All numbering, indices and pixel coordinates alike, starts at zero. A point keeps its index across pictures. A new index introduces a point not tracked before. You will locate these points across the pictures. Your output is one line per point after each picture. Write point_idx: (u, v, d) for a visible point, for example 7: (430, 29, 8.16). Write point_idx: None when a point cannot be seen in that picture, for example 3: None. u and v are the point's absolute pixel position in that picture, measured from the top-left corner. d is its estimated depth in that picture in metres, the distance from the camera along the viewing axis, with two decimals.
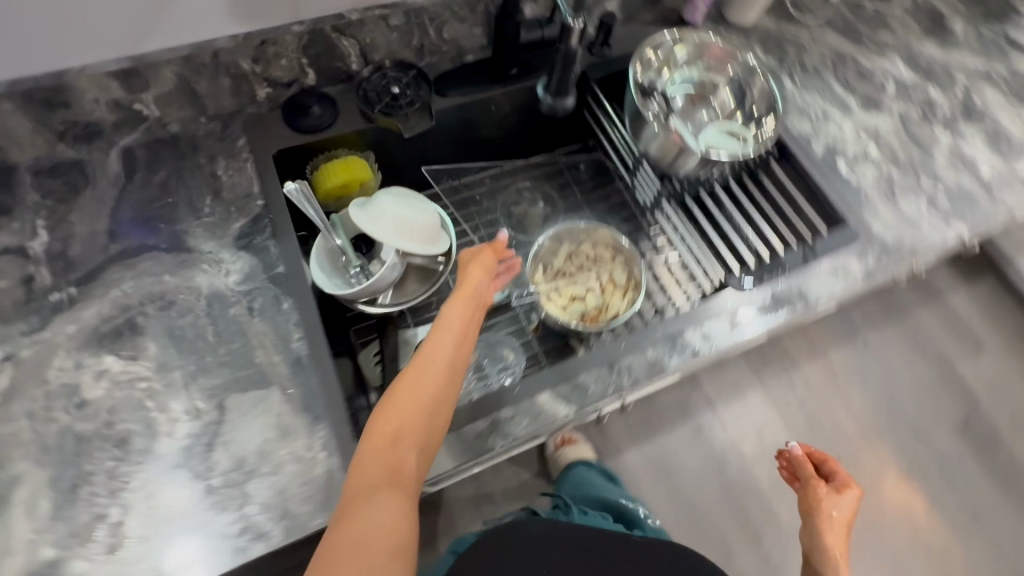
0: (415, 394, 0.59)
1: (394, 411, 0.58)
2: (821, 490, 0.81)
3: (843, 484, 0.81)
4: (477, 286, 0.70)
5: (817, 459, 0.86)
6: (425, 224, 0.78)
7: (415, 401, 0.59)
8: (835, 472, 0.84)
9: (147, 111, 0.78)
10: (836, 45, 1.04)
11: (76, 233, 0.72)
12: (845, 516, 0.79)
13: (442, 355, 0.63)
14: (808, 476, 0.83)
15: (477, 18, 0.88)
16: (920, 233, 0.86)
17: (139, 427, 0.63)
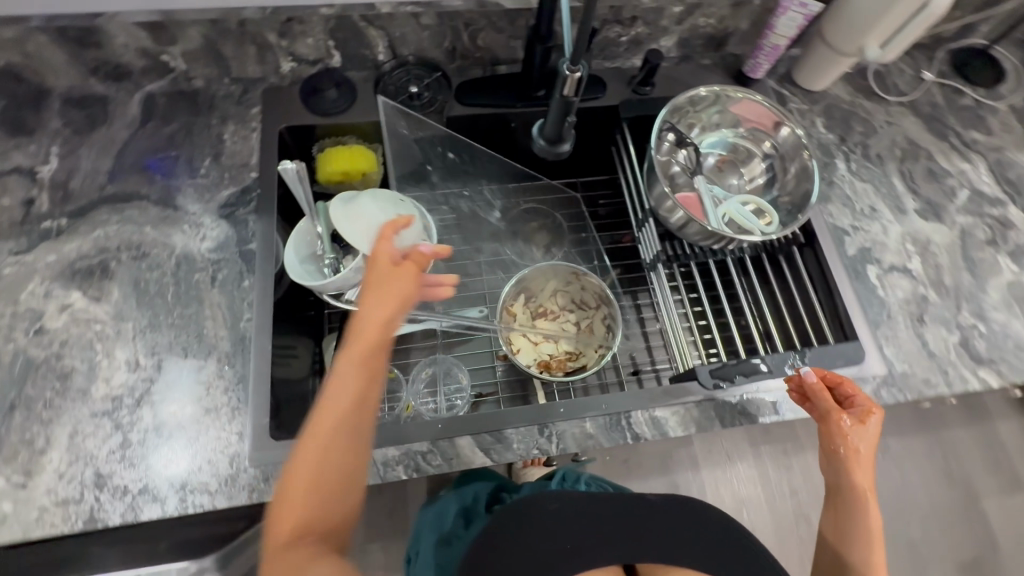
0: (313, 470, 0.52)
1: (296, 497, 0.52)
2: (843, 424, 0.65)
3: (868, 411, 0.65)
4: (376, 317, 0.56)
5: (830, 383, 0.69)
6: (405, 233, 0.77)
7: (312, 476, 0.52)
8: (852, 397, 0.67)
9: (173, 63, 0.80)
10: (912, 135, 0.93)
11: (82, 167, 0.77)
12: (868, 463, 0.65)
13: (341, 419, 0.54)
14: (827, 411, 0.66)
15: (515, 32, 0.84)
16: (939, 371, 0.76)
17: (82, 366, 0.66)
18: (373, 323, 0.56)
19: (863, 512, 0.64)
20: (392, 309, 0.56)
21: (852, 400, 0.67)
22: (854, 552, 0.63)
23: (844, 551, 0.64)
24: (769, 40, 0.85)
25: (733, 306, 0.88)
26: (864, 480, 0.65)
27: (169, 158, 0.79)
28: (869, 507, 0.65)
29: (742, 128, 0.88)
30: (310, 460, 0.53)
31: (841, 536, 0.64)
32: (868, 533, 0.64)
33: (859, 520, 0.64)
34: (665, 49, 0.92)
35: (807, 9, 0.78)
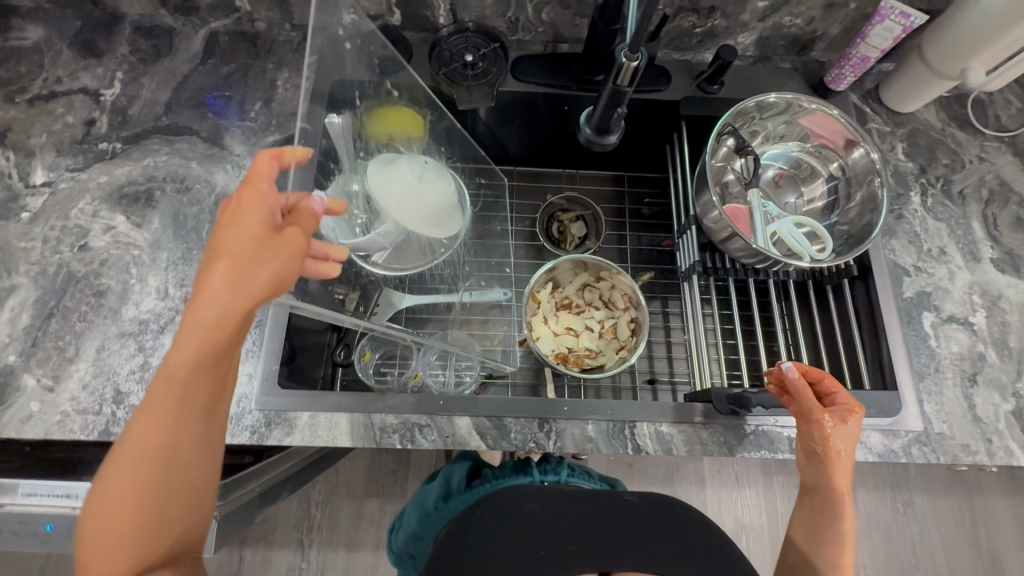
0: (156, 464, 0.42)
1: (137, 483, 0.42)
2: (825, 425, 0.61)
3: (850, 409, 0.62)
4: (243, 304, 0.39)
5: (810, 378, 0.65)
6: (438, 203, 0.79)
7: (144, 474, 0.42)
8: (833, 394, 0.63)
9: (239, 3, 0.81)
10: (1005, 176, 0.84)
11: (141, 96, 0.79)
12: (845, 462, 0.62)
13: (177, 405, 0.42)
14: (807, 408, 0.62)
15: (582, 9, 0.80)
16: (982, 439, 0.69)
17: (116, 287, 0.70)
18: (229, 313, 0.39)
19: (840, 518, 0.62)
20: (261, 294, 0.39)
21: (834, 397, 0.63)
22: (825, 558, 0.61)
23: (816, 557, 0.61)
24: (859, 50, 0.78)
25: (766, 332, 0.84)
26: (841, 480, 0.62)
27: (223, 96, 0.81)
28: (845, 513, 0.62)
29: (809, 143, 0.82)
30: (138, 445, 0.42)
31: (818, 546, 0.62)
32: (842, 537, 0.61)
33: (835, 526, 0.61)
34: (741, 46, 0.86)
35: (908, 20, 0.70)
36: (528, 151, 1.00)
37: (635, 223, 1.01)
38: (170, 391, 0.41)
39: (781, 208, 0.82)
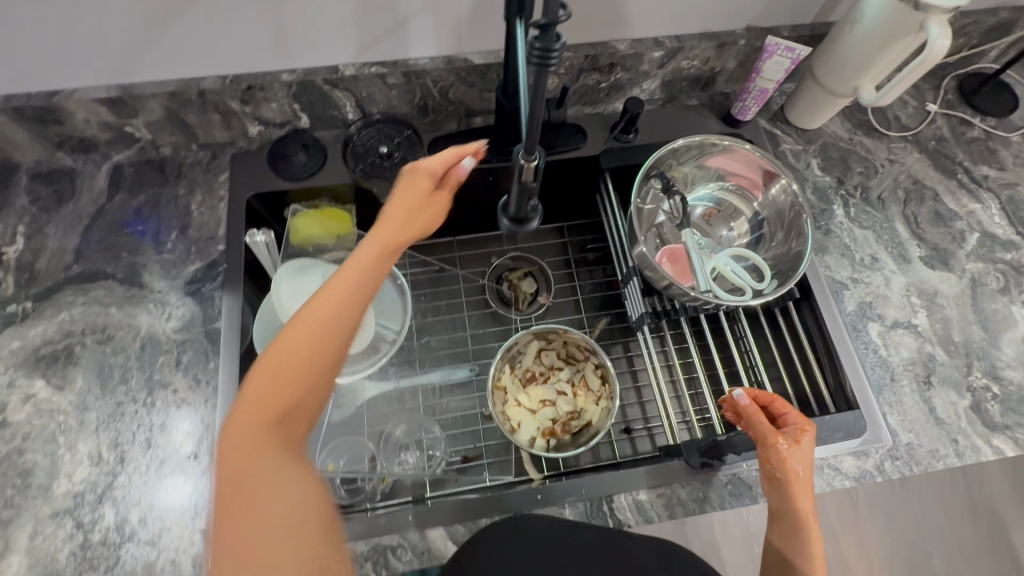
0: (267, 460, 0.44)
1: (248, 490, 0.43)
2: (781, 447, 0.62)
3: (800, 428, 0.63)
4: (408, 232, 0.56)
5: (762, 401, 0.68)
6: None
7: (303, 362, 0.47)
8: (784, 415, 0.66)
9: (139, 134, 0.79)
10: (916, 173, 0.87)
11: (47, 247, 0.76)
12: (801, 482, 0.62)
13: (338, 312, 0.49)
14: (762, 432, 0.64)
15: (487, 84, 0.81)
16: (949, 441, 0.71)
17: (44, 461, 0.65)
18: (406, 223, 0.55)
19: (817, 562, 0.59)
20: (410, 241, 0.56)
21: (782, 414, 0.66)
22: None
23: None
24: (756, 83, 0.80)
25: (724, 361, 0.84)
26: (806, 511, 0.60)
27: (136, 231, 0.78)
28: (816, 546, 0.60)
29: (727, 180, 0.84)
30: (258, 416, 0.45)
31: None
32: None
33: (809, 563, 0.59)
34: (648, 92, 0.88)
35: (794, 53, 0.74)
36: (462, 219, 0.98)
37: (585, 270, 0.99)
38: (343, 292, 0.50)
39: (715, 245, 0.83)
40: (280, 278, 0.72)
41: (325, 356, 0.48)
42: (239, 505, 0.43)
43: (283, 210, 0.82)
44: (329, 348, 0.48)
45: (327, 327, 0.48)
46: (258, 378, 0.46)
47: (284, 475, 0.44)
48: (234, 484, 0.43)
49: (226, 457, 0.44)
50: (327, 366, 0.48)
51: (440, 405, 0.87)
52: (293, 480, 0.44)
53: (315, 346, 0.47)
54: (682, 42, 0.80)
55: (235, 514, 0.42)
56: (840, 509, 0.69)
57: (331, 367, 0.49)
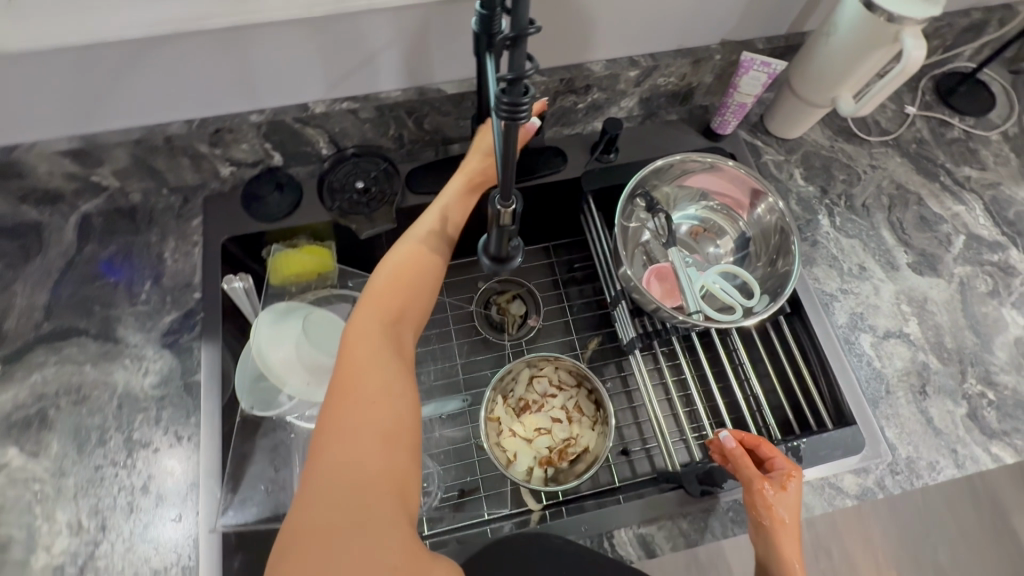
0: (376, 361, 0.58)
1: (357, 388, 0.56)
2: (767, 493, 0.61)
3: (786, 475, 0.62)
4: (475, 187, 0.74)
5: (749, 444, 0.66)
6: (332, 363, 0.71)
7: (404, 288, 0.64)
8: (771, 459, 0.64)
9: (106, 182, 0.76)
10: (899, 178, 0.87)
11: (15, 305, 0.73)
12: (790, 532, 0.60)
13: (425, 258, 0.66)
14: (749, 478, 0.62)
15: (462, 112, 0.79)
16: (947, 451, 0.70)
17: (21, 534, 0.62)
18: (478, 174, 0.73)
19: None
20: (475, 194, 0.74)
21: (769, 457, 0.64)
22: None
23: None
24: (734, 99, 0.79)
25: (717, 375, 0.82)
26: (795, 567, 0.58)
27: (107, 284, 0.75)
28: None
29: (711, 198, 0.83)
30: (376, 324, 0.61)
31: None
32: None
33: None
34: (626, 109, 0.87)
35: (770, 68, 0.73)
36: None
37: (573, 289, 0.97)
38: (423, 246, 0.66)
39: (702, 262, 0.82)
40: (261, 327, 0.70)
41: (416, 287, 0.64)
42: (350, 399, 0.56)
43: (260, 251, 0.79)
44: (420, 279, 0.65)
45: (424, 260, 0.66)
46: (374, 295, 0.63)
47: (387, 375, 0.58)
48: (344, 378, 0.57)
49: (346, 356, 0.58)
50: (431, 284, 0.66)
51: (433, 441, 0.85)
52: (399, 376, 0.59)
53: (413, 277, 0.64)
54: (657, 60, 0.79)
55: (347, 405, 0.55)
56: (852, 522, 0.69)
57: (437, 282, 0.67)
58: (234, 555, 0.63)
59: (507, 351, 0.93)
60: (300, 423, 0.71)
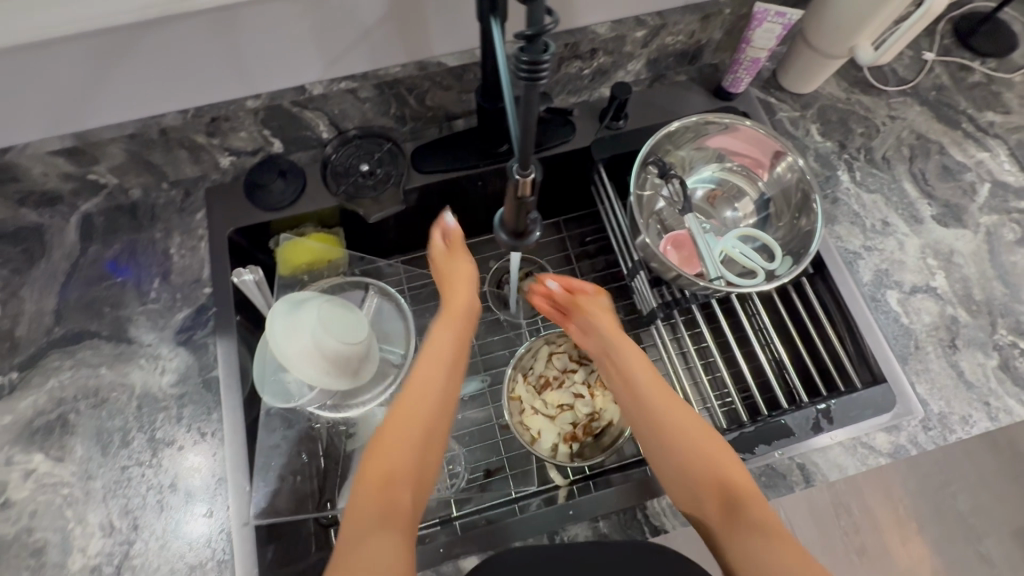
0: (362, 531, 0.50)
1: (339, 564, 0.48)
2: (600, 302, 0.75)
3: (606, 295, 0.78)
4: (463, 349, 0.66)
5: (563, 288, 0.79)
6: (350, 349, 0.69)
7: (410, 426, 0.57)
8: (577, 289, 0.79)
9: (104, 180, 0.74)
10: (919, 128, 0.84)
11: (25, 310, 0.72)
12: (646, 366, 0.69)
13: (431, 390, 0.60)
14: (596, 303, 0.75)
15: (465, 85, 0.76)
16: (980, 405, 0.69)
17: (55, 537, 0.63)
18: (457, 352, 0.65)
19: (713, 453, 0.59)
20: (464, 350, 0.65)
21: (564, 301, 0.76)
22: (753, 528, 0.54)
23: (751, 524, 0.55)
24: (747, 54, 0.75)
25: (739, 341, 0.81)
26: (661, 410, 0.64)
27: (115, 284, 0.74)
28: (694, 434, 0.61)
29: (728, 160, 0.80)
30: (362, 490, 0.53)
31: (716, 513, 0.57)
32: (702, 475, 0.59)
33: (685, 457, 0.60)
34: (633, 73, 0.84)
35: (784, 18, 0.70)
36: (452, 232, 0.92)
37: (587, 263, 0.94)
38: (425, 391, 0.60)
39: (721, 228, 0.80)
40: (275, 321, 0.67)
41: (422, 425, 0.58)
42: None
43: (266, 240, 0.78)
44: (431, 419, 0.59)
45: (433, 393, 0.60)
46: (378, 444, 0.57)
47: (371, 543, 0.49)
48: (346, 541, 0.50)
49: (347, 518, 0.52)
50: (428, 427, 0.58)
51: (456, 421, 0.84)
52: (387, 543, 0.50)
53: (422, 418, 0.58)
54: (665, 18, 0.75)
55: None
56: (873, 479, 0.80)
57: (438, 421, 0.59)
58: (264, 547, 0.62)
59: (523, 331, 0.91)
60: (323, 413, 0.72)
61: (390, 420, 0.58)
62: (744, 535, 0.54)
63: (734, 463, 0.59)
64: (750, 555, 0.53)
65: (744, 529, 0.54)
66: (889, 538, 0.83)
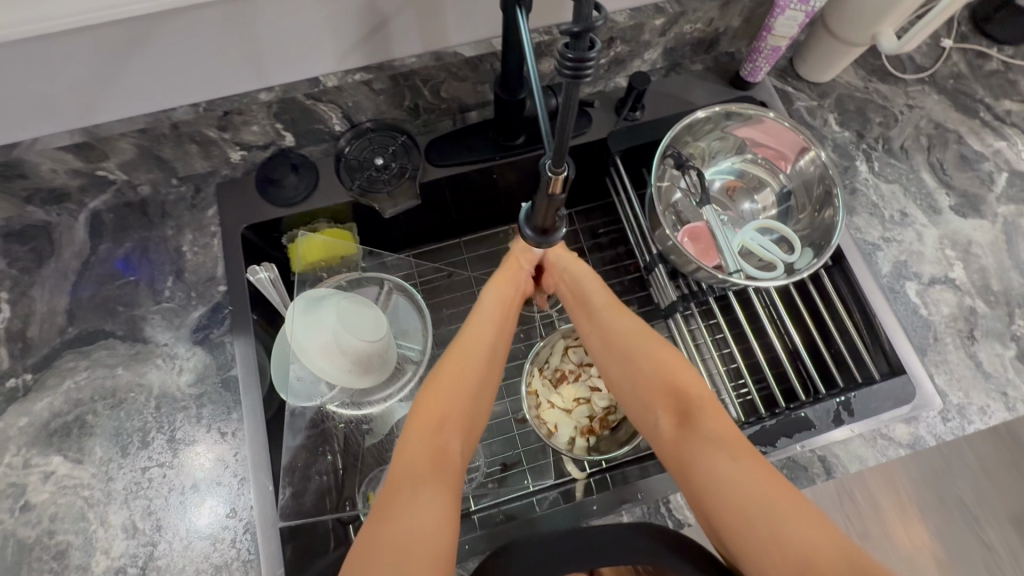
0: (414, 476, 0.54)
1: (393, 502, 0.51)
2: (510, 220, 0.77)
3: None
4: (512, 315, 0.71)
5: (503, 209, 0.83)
6: (366, 347, 0.69)
7: (461, 376, 0.63)
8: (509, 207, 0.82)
9: (113, 176, 0.73)
10: (937, 117, 0.83)
11: (36, 311, 0.70)
12: (601, 290, 0.72)
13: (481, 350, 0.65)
14: None
15: (480, 76, 0.74)
16: (998, 395, 0.70)
17: (78, 539, 0.62)
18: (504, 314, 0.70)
19: (676, 365, 0.63)
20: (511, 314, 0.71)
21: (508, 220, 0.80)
22: (708, 431, 0.57)
23: (705, 430, 0.57)
24: (768, 42, 0.74)
25: (756, 333, 0.80)
26: (612, 327, 0.68)
27: (127, 282, 0.73)
28: (639, 347, 0.66)
29: (749, 152, 0.80)
30: (419, 434, 0.57)
31: (669, 420, 0.60)
32: (655, 386, 0.63)
33: (638, 371, 0.64)
34: (650, 62, 0.82)
35: (809, 5, 0.68)
36: (461, 226, 0.89)
37: (601, 255, 0.91)
38: (474, 346, 0.66)
39: (738, 220, 0.80)
40: (295, 315, 0.68)
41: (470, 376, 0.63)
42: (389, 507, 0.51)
43: (279, 236, 0.77)
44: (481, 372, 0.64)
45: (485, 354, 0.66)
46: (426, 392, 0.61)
47: (424, 494, 0.52)
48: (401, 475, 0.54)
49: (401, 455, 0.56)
50: (477, 379, 0.63)
51: None
52: (437, 491, 0.53)
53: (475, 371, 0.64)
54: (684, 5, 0.73)
55: (377, 528, 0.49)
56: (879, 487, 0.80)
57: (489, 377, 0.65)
58: (287, 544, 0.62)
59: (537, 324, 0.90)
60: (344, 410, 0.71)
61: (444, 373, 0.63)
62: (698, 437, 0.57)
63: (688, 373, 0.62)
64: (705, 459, 0.55)
65: (700, 431, 0.57)
66: (890, 523, 0.82)
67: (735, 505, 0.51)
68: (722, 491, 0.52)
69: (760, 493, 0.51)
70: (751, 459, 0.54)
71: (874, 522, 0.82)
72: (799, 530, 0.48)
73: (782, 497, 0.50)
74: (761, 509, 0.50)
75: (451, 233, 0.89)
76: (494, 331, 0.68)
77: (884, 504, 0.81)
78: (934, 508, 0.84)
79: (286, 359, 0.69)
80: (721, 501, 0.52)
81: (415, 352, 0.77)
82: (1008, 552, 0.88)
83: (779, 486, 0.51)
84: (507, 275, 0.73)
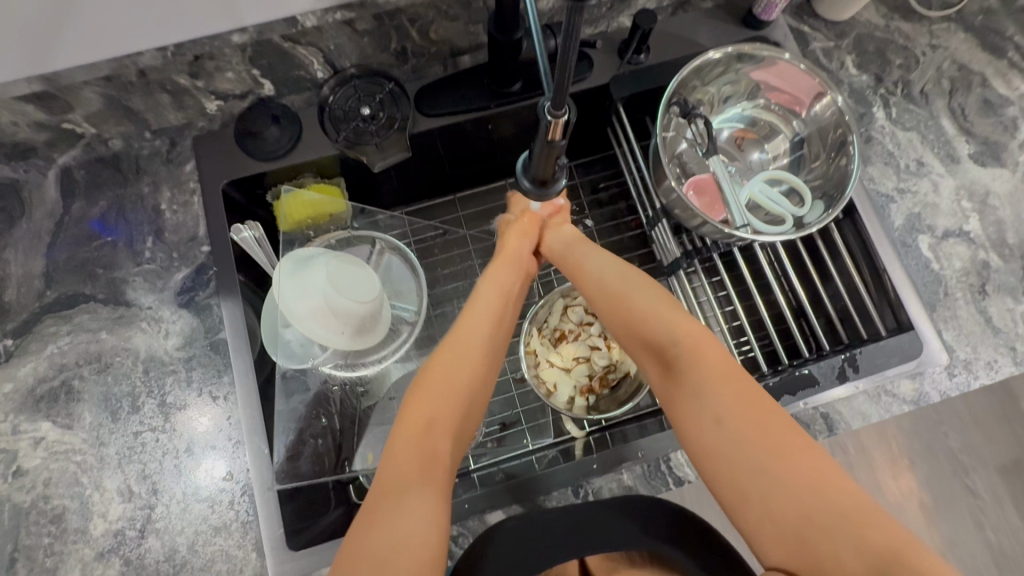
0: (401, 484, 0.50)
1: (377, 511, 0.48)
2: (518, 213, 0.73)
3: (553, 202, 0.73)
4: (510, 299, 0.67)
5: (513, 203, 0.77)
6: (359, 309, 0.66)
7: (455, 373, 0.58)
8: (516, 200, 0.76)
9: (81, 129, 0.68)
10: (961, 58, 0.78)
11: (10, 274, 0.67)
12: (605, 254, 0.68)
13: (475, 344, 0.61)
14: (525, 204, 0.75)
15: (473, 16, 0.68)
16: (1006, 350, 0.69)
17: (73, 504, 0.62)
18: (498, 300, 0.66)
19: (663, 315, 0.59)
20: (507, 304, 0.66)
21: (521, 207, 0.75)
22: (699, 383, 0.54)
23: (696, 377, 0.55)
24: None
25: (761, 289, 0.78)
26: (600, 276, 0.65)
27: (105, 243, 0.69)
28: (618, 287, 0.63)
29: (762, 96, 0.75)
30: (408, 431, 0.54)
31: (655, 369, 0.59)
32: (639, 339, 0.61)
33: (625, 321, 0.62)
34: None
35: None
36: (454, 181, 0.85)
37: (601, 211, 0.87)
38: (467, 341, 0.61)
39: (746, 170, 0.76)
40: (282, 278, 0.65)
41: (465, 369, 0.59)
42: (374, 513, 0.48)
43: (262, 193, 0.73)
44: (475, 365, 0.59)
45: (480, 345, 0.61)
46: (419, 388, 0.57)
47: (411, 499, 0.48)
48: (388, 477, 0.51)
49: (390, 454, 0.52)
50: (472, 375, 0.59)
51: None
52: (424, 495, 0.49)
53: (469, 364, 0.59)
54: None
55: (361, 534, 0.47)
56: (874, 440, 0.82)
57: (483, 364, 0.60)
58: (286, 504, 0.62)
59: (535, 283, 0.87)
60: (337, 372, 0.70)
61: (433, 376, 0.58)
62: (682, 390, 0.55)
63: (670, 316, 0.59)
64: (689, 414, 0.53)
65: (687, 381, 0.55)
66: (881, 474, 0.83)
67: (721, 462, 0.50)
68: (710, 449, 0.51)
69: (747, 450, 0.49)
70: (734, 406, 0.52)
71: (866, 470, 0.82)
72: (786, 483, 0.47)
73: (769, 449, 0.49)
74: (747, 465, 0.49)
75: (443, 188, 0.85)
76: (489, 317, 0.64)
77: (877, 453, 0.82)
78: (927, 457, 0.85)
79: (276, 319, 0.66)
80: (709, 460, 0.51)
81: (409, 314, 0.74)
82: (993, 499, 0.89)
83: (774, 438, 0.49)
84: (508, 261, 0.69)
